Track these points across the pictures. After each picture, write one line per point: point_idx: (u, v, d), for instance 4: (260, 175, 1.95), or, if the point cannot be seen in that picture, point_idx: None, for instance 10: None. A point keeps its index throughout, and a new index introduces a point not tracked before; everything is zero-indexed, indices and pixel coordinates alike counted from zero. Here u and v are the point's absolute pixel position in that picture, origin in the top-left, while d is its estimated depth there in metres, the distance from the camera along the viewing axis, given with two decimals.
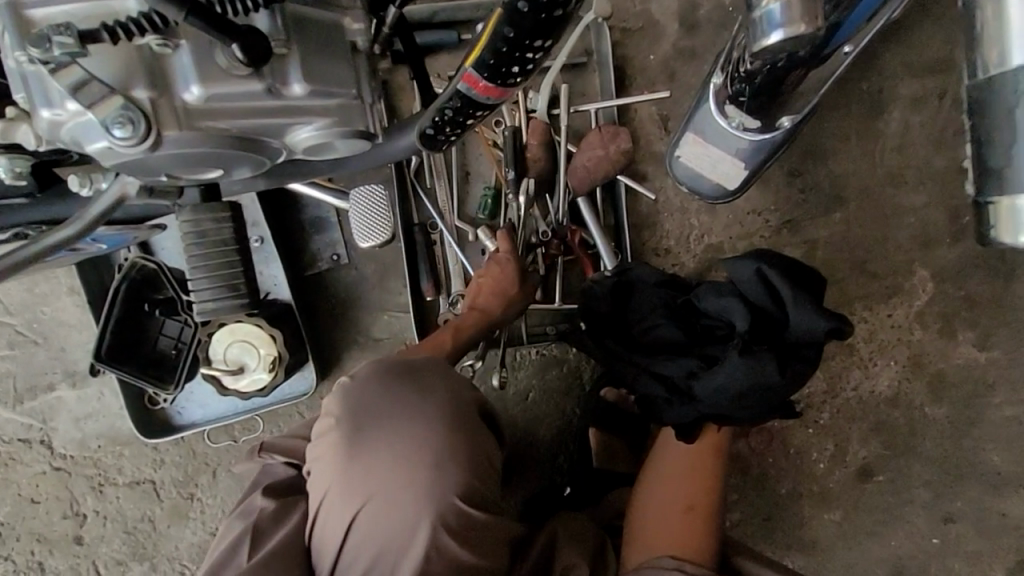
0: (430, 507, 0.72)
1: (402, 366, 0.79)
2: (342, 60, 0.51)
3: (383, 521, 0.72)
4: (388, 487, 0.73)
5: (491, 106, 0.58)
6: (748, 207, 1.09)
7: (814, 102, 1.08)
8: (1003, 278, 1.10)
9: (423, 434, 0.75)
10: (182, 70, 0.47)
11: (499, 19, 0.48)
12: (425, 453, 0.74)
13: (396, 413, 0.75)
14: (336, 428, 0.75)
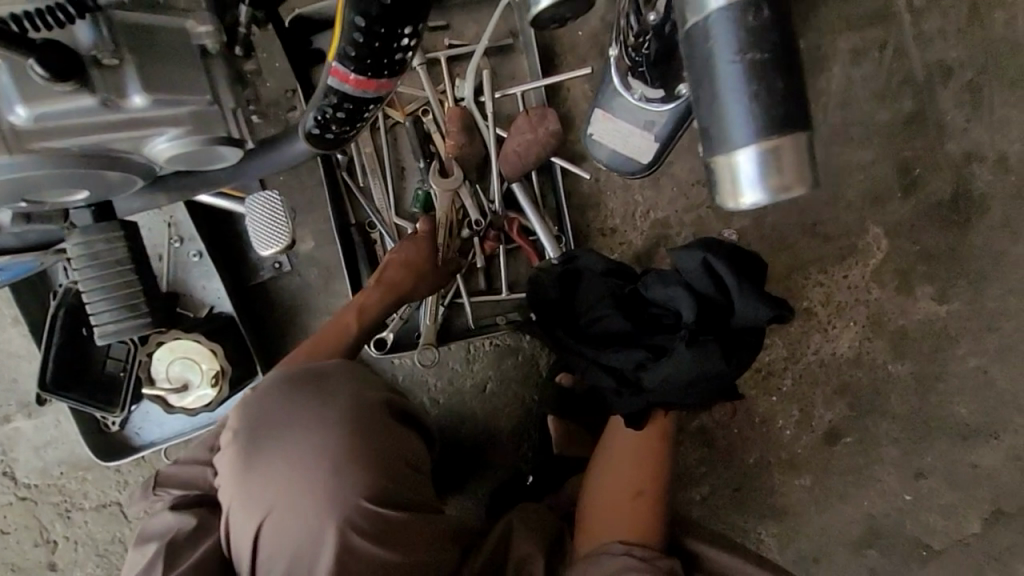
0: (335, 510, 0.71)
1: (305, 373, 0.79)
2: (185, 65, 0.56)
3: (292, 530, 0.72)
4: (291, 496, 0.72)
5: (373, 99, 0.56)
6: (692, 178, 1.07)
7: None
8: (959, 228, 1.08)
9: (323, 436, 0.74)
10: (6, 93, 0.50)
11: (348, 9, 0.46)
12: (325, 459, 0.73)
13: (296, 420, 0.75)
14: (240, 441, 0.76)
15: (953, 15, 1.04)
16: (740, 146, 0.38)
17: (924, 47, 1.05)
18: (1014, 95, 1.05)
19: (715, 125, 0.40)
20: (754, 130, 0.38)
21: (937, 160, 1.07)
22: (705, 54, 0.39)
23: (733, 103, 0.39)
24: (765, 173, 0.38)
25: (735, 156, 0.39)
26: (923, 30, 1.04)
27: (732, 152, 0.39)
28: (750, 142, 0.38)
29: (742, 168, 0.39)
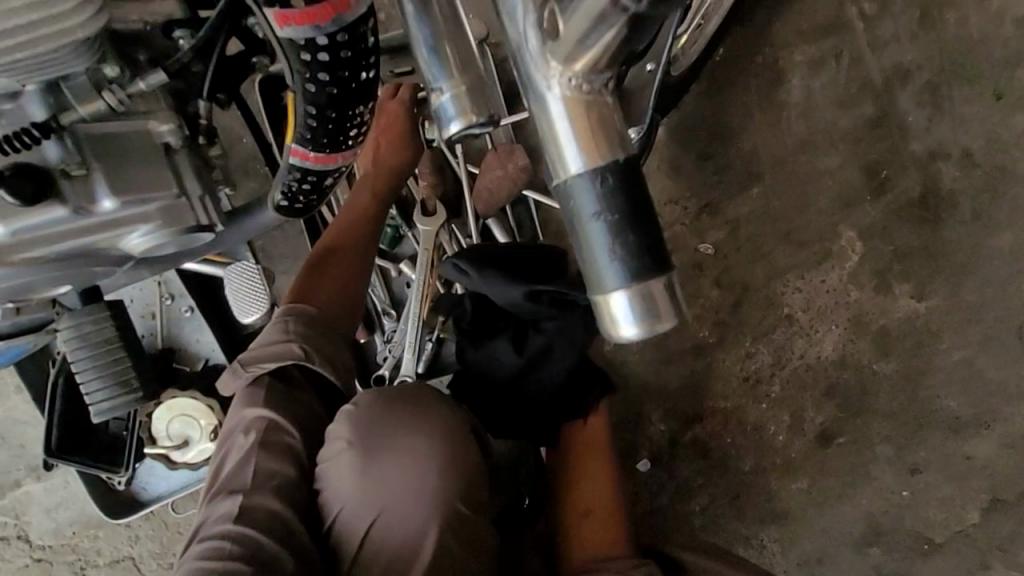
0: (437, 515, 0.74)
1: (399, 391, 0.81)
2: (149, 166, 0.57)
3: (395, 532, 0.74)
4: (399, 499, 0.75)
5: (336, 169, 0.59)
6: (664, 198, 1.11)
7: (712, 84, 1.09)
8: (931, 225, 1.10)
9: (429, 447, 0.77)
10: None
11: (298, 101, 0.49)
12: (431, 467, 0.76)
13: (407, 432, 0.78)
14: (350, 450, 0.75)
15: (905, 19, 1.07)
16: (611, 291, 0.31)
17: (878, 53, 1.08)
18: (974, 91, 1.08)
19: (586, 264, 0.32)
20: (627, 268, 0.31)
21: (903, 160, 1.09)
22: (566, 194, 0.32)
23: (601, 249, 0.32)
24: (644, 314, 0.31)
25: (613, 298, 0.31)
26: (875, 37, 1.08)
27: (606, 293, 0.31)
28: (623, 283, 0.31)
29: (622, 308, 0.32)
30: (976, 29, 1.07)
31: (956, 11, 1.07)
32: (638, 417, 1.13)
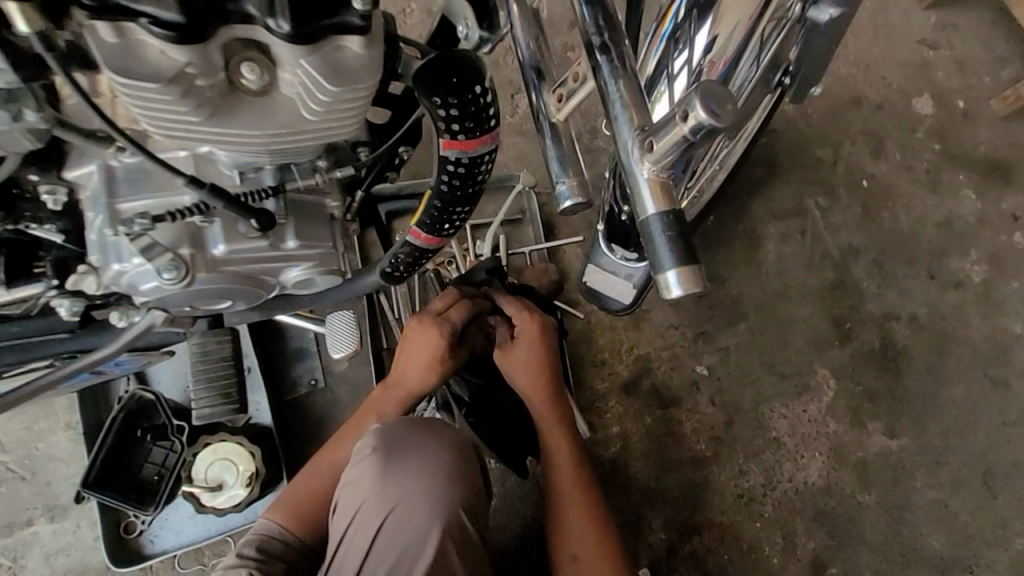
0: (443, 516, 0.79)
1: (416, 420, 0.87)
2: (324, 224, 0.68)
3: (399, 531, 0.78)
4: (415, 498, 0.80)
5: (433, 249, 0.80)
6: (668, 323, 1.29)
7: (707, 240, 1.35)
8: (891, 372, 1.31)
9: (437, 459, 0.83)
10: (212, 235, 0.62)
11: (430, 196, 0.71)
12: (444, 475, 0.82)
13: (422, 446, 0.84)
14: (375, 455, 0.83)
15: (851, 213, 1.41)
16: (666, 268, 0.42)
17: (835, 234, 1.39)
18: (909, 270, 1.39)
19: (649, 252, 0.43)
20: (678, 254, 0.43)
21: (862, 317, 1.34)
22: (643, 216, 0.44)
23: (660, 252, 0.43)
24: (685, 283, 0.41)
25: (667, 273, 0.42)
26: (830, 223, 1.40)
27: (664, 268, 0.42)
28: (673, 268, 0.42)
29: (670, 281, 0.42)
30: (905, 227, 1.42)
31: (888, 212, 1.42)
32: (639, 523, 1.19)
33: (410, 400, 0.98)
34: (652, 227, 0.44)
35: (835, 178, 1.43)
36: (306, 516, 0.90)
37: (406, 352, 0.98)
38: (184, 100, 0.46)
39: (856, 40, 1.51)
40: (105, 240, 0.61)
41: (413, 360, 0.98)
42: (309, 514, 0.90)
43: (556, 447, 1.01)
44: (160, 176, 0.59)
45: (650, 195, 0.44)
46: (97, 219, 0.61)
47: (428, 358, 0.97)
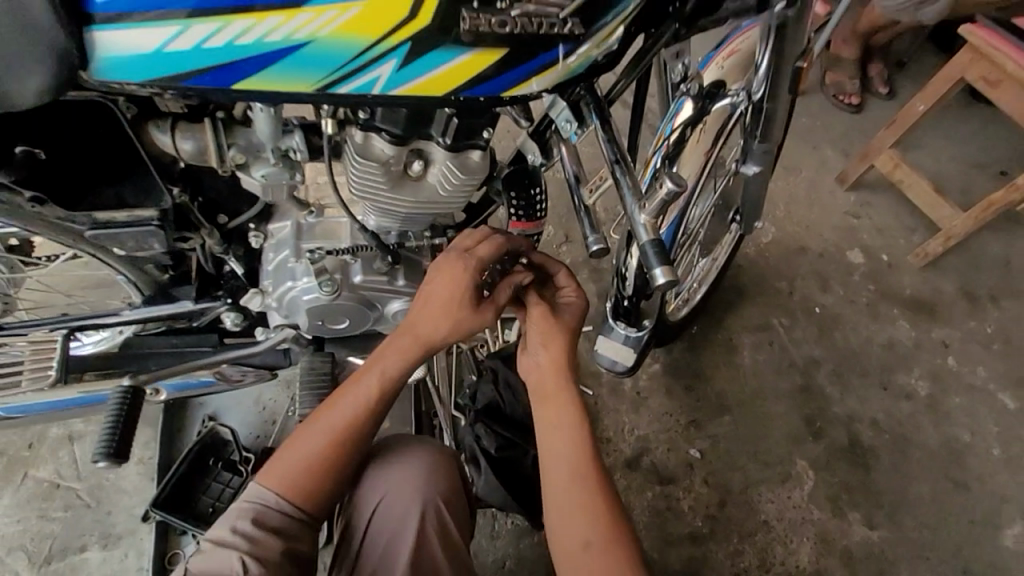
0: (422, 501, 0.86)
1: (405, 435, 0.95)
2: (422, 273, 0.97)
3: (387, 516, 0.85)
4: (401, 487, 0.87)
5: None
6: (663, 410, 1.51)
7: (693, 344, 1.63)
8: (863, 468, 1.49)
9: (420, 456, 0.91)
10: (354, 269, 0.91)
11: None
12: (417, 473, 0.88)
13: (406, 446, 0.92)
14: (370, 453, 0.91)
15: (808, 332, 1.72)
16: (657, 269, 0.68)
17: (797, 347, 1.68)
18: (865, 382, 1.64)
19: (645, 260, 0.69)
20: (664, 260, 0.68)
21: (830, 417, 1.56)
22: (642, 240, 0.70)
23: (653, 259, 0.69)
24: (668, 277, 0.67)
25: (658, 272, 0.68)
26: (792, 338, 1.70)
27: (656, 270, 0.68)
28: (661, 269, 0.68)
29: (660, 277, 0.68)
30: (856, 346, 1.71)
31: (840, 333, 1.73)
32: None
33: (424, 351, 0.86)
34: (648, 245, 0.70)
35: (793, 305, 1.77)
36: (315, 480, 0.79)
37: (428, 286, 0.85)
38: (386, 178, 0.79)
39: (796, 209, 1.99)
40: (284, 268, 0.90)
41: (432, 296, 0.85)
42: (306, 482, 0.79)
43: (556, 414, 0.86)
44: (330, 226, 0.90)
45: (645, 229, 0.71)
46: (280, 256, 0.90)
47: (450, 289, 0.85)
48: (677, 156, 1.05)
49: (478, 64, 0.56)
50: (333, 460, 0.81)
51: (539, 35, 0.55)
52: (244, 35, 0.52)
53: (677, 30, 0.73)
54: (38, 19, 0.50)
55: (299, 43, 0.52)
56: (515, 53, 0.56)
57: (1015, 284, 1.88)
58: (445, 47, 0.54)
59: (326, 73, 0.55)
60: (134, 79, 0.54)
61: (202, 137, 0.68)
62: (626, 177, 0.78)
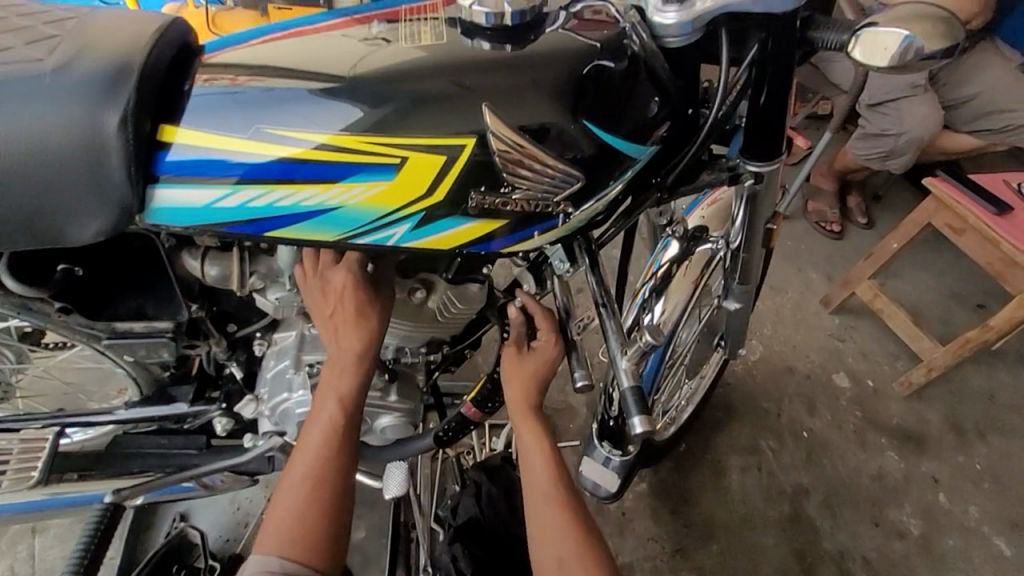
0: None
1: None
2: (414, 390, 1.01)
3: None
4: None
5: (475, 421, 1.10)
6: (647, 535, 1.52)
7: (680, 464, 1.64)
8: None
9: None
10: None
11: (485, 382, 1.06)
12: None
13: None
14: None
15: (796, 456, 1.72)
16: (636, 419, 0.73)
17: (786, 474, 1.67)
18: (856, 514, 1.63)
19: (625, 409, 0.74)
20: (642, 411, 0.73)
21: (820, 553, 1.55)
22: (621, 390, 0.76)
23: (632, 408, 0.74)
24: (645, 427, 0.72)
25: (636, 420, 0.73)
26: (780, 463, 1.69)
27: (634, 418, 0.73)
28: (639, 419, 0.73)
29: (638, 427, 0.73)
30: (845, 474, 1.70)
31: (829, 460, 1.72)
32: None
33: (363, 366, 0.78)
34: (627, 394, 0.75)
35: (781, 427, 1.77)
36: (311, 528, 0.75)
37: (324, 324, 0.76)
38: None
39: (782, 329, 2.05)
40: (281, 377, 0.93)
41: (332, 320, 0.76)
42: (293, 525, 0.74)
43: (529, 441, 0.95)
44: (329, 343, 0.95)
45: (626, 379, 0.76)
46: (280, 365, 0.94)
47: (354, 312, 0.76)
48: (665, 288, 1.08)
49: (483, 228, 0.64)
50: (315, 493, 0.76)
51: (536, 212, 0.64)
52: (283, 199, 0.60)
53: (660, 196, 0.83)
54: (109, 179, 0.57)
55: (330, 207, 0.60)
56: (517, 222, 0.64)
57: (999, 417, 1.90)
58: (455, 216, 0.62)
59: (350, 230, 0.62)
60: (183, 224, 0.62)
61: (229, 265, 0.74)
62: (611, 318, 0.84)
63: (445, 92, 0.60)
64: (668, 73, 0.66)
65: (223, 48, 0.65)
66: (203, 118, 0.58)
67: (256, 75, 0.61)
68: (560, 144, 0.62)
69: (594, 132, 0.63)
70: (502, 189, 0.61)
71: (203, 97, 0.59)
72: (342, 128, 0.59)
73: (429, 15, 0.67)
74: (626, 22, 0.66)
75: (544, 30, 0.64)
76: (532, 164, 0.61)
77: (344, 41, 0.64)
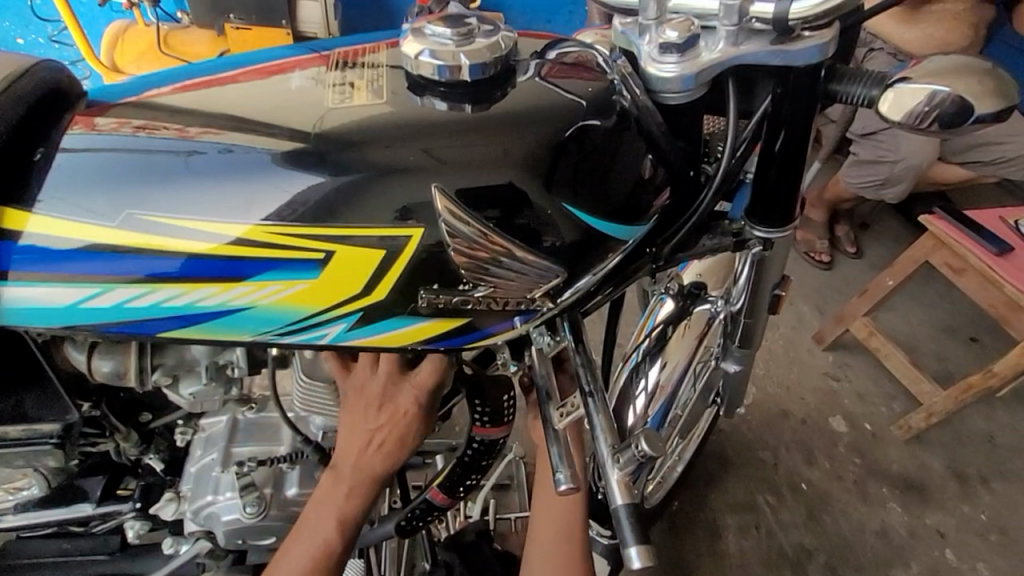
0: None
1: None
2: None
3: None
4: None
5: (443, 507, 0.94)
6: None
7: (671, 525, 1.56)
8: None
9: None
10: (289, 479, 0.79)
11: (455, 465, 0.90)
12: None
13: None
14: None
15: (796, 512, 1.62)
16: (631, 548, 0.60)
17: (786, 533, 1.58)
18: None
19: (618, 533, 0.61)
20: (638, 537, 0.61)
21: None
22: (612, 509, 0.62)
23: (626, 532, 0.61)
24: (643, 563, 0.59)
25: (632, 549, 0.60)
26: (779, 520, 1.60)
27: (629, 546, 0.60)
28: (635, 546, 0.60)
29: (636, 558, 0.60)
30: (848, 531, 1.60)
31: (830, 515, 1.62)
32: None
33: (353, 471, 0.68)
34: (618, 514, 0.62)
35: (778, 480, 1.66)
36: None
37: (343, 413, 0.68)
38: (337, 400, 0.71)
39: (776, 367, 1.93)
40: (207, 475, 0.78)
41: (351, 415, 0.68)
42: None
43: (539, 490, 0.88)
44: (265, 431, 0.80)
45: (617, 494, 0.62)
46: (206, 458, 0.78)
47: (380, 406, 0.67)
48: (661, 352, 0.94)
49: (442, 325, 0.52)
50: None
51: (506, 310, 0.54)
52: (172, 298, 0.46)
53: (655, 267, 0.69)
54: None
55: (236, 308, 0.47)
56: (480, 318, 0.53)
57: (1003, 462, 1.79)
58: (402, 315, 0.51)
59: (266, 334, 0.50)
60: (45, 326, 0.47)
61: (125, 358, 0.59)
62: (599, 411, 0.69)
63: (411, 162, 0.48)
64: (664, 132, 0.53)
65: (127, 95, 0.52)
66: (71, 196, 0.45)
67: (210, 127, 0.49)
68: (531, 231, 0.51)
69: (580, 216, 0.53)
70: (461, 286, 0.50)
71: (145, 153, 0.47)
72: (256, 218, 0.46)
73: (366, 60, 0.54)
74: (616, 73, 0.55)
75: (516, 81, 0.52)
76: (501, 259, 0.50)
77: (261, 91, 0.51)
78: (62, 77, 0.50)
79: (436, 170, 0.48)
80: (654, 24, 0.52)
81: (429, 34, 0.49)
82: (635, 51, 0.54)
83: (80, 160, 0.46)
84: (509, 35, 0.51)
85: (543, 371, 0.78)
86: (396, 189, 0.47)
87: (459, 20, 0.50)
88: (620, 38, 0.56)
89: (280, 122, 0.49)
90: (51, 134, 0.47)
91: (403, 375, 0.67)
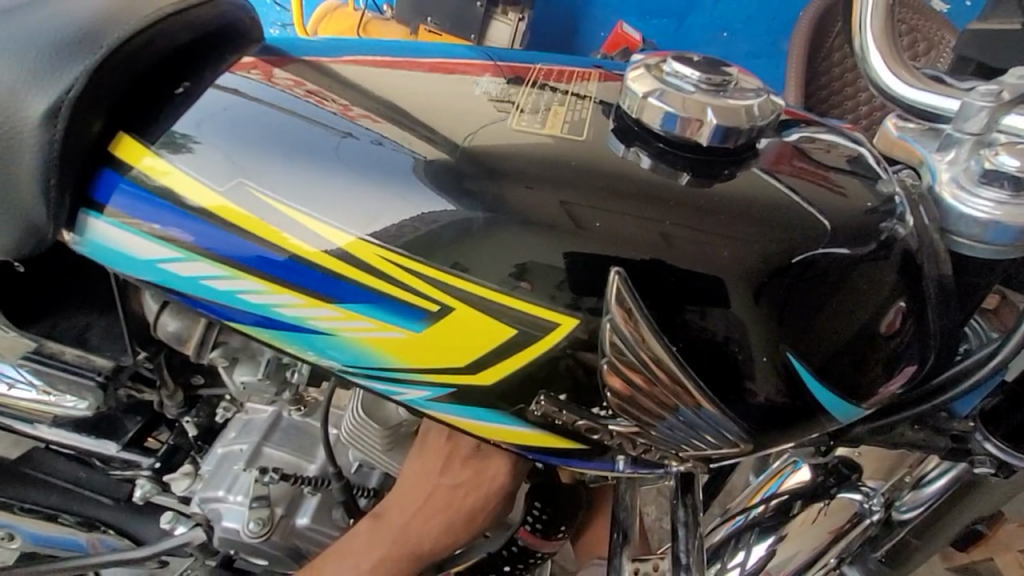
0: None
1: None
2: None
3: None
4: None
5: None
6: None
7: None
8: None
9: None
10: (305, 506, 0.68)
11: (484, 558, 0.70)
12: None
13: None
14: None
15: None
16: None
17: None
18: None
19: None
20: None
21: None
22: None
23: None
24: None
25: None
26: None
27: None
28: None
29: None
30: None
31: None
32: None
33: (402, 541, 0.53)
34: None
35: None
36: None
37: (419, 452, 0.52)
38: (386, 446, 0.59)
39: None
40: (227, 466, 0.69)
41: (421, 477, 0.52)
42: None
43: None
44: (301, 441, 0.70)
45: None
46: (236, 445, 0.70)
47: (467, 469, 0.50)
48: (779, 529, 0.66)
49: (542, 440, 0.42)
50: None
51: (637, 454, 0.42)
52: (249, 293, 0.40)
53: (827, 443, 0.50)
54: (20, 185, 0.39)
55: (312, 329, 0.40)
56: (599, 451, 0.42)
57: None
58: (501, 413, 0.40)
59: (339, 366, 0.41)
60: (122, 272, 0.42)
61: (193, 325, 0.53)
62: None
63: (549, 218, 0.36)
64: (942, 297, 0.38)
65: (323, 53, 0.47)
66: (224, 147, 0.39)
67: (372, 112, 0.41)
68: (724, 379, 0.38)
69: (794, 367, 0.39)
70: (596, 409, 0.39)
71: (306, 122, 0.40)
72: (370, 233, 0.37)
73: (568, 88, 0.44)
74: (897, 187, 0.40)
75: (747, 165, 0.39)
76: (662, 393, 0.38)
77: (405, 85, 0.43)
78: (235, 19, 0.45)
79: (569, 237, 0.36)
80: (973, 142, 0.38)
81: (667, 72, 0.38)
82: (921, 169, 0.40)
83: (244, 110, 0.41)
84: (771, 99, 0.38)
85: (628, 503, 0.59)
86: (526, 240, 0.36)
87: (714, 67, 0.38)
88: (893, 146, 0.41)
89: (440, 129, 0.40)
90: (201, 71, 0.43)
91: (500, 456, 0.49)
